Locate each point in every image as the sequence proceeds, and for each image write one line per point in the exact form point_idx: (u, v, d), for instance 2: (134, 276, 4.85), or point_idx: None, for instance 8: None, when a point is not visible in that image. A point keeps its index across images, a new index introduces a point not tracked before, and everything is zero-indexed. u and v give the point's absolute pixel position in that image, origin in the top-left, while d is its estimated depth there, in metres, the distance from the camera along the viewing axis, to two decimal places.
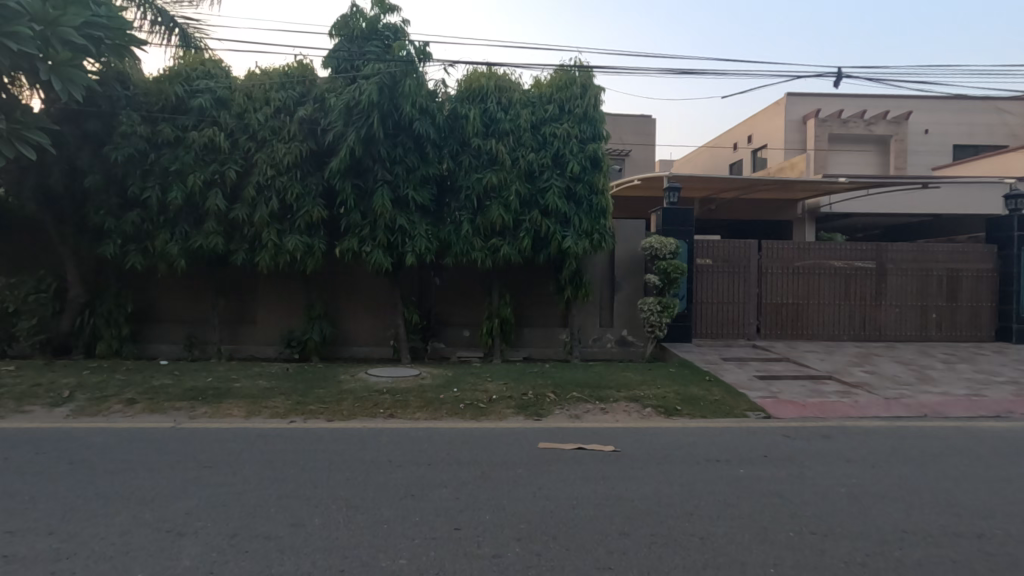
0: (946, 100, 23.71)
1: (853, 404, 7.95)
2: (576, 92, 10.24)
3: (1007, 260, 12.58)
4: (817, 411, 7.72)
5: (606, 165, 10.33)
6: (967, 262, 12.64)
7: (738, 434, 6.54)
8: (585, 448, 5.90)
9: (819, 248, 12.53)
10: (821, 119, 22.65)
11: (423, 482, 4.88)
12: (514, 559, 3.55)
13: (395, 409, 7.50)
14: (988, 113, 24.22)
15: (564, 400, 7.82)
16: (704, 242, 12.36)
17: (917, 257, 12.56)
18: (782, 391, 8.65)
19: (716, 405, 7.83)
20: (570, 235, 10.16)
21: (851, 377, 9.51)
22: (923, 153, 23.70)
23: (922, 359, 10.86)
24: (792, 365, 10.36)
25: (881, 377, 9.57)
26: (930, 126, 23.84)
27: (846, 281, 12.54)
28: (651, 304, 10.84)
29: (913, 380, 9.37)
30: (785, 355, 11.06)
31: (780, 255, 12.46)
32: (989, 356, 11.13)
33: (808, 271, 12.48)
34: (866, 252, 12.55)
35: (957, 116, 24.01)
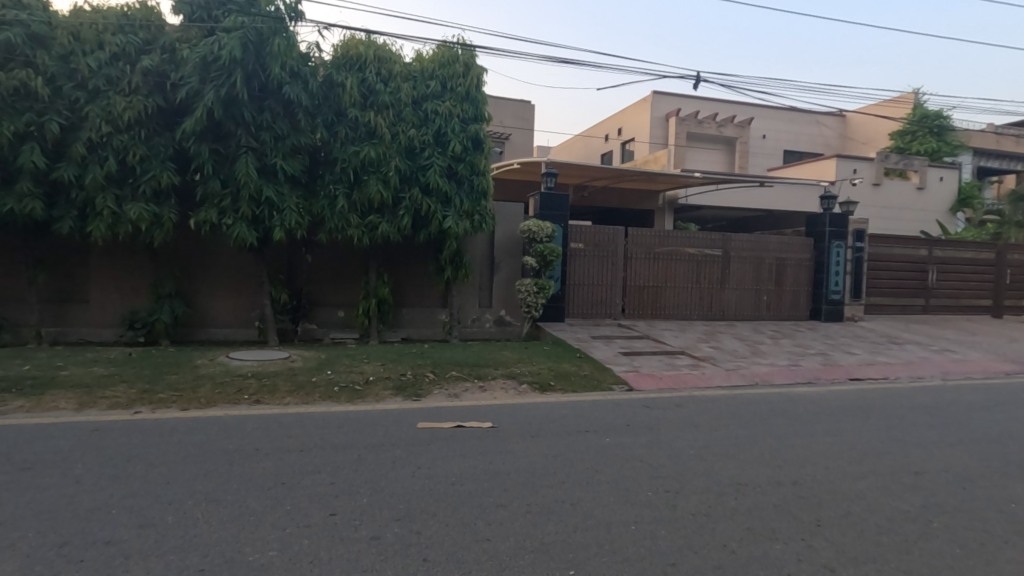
0: (778, 110, 27.20)
1: (700, 376, 8.95)
2: (459, 70, 10.12)
3: (820, 251, 14.85)
4: (672, 383, 8.57)
5: (488, 147, 10.35)
6: (791, 253, 14.74)
7: (604, 406, 7.05)
8: (463, 425, 6.00)
9: (676, 236, 13.80)
10: (681, 118, 24.78)
11: (295, 469, 4.64)
12: (393, 539, 3.52)
13: (262, 394, 7.01)
14: (810, 125, 28.24)
15: (442, 380, 7.87)
16: (577, 227, 13.01)
17: (753, 246, 14.37)
18: (642, 365, 9.48)
19: (585, 379, 8.39)
20: (451, 214, 10.11)
21: (699, 352, 10.68)
22: (760, 156, 27.00)
23: (754, 336, 12.52)
24: (651, 342, 11.39)
25: (722, 351, 10.88)
26: (766, 133, 27.21)
27: (697, 267, 14.00)
28: (528, 285, 11.19)
29: (748, 354, 10.78)
30: (645, 333, 12.10)
31: (643, 242, 13.53)
32: (804, 332, 13.15)
33: (667, 256, 13.72)
34: (714, 241, 14.08)
35: (787, 125, 27.67)
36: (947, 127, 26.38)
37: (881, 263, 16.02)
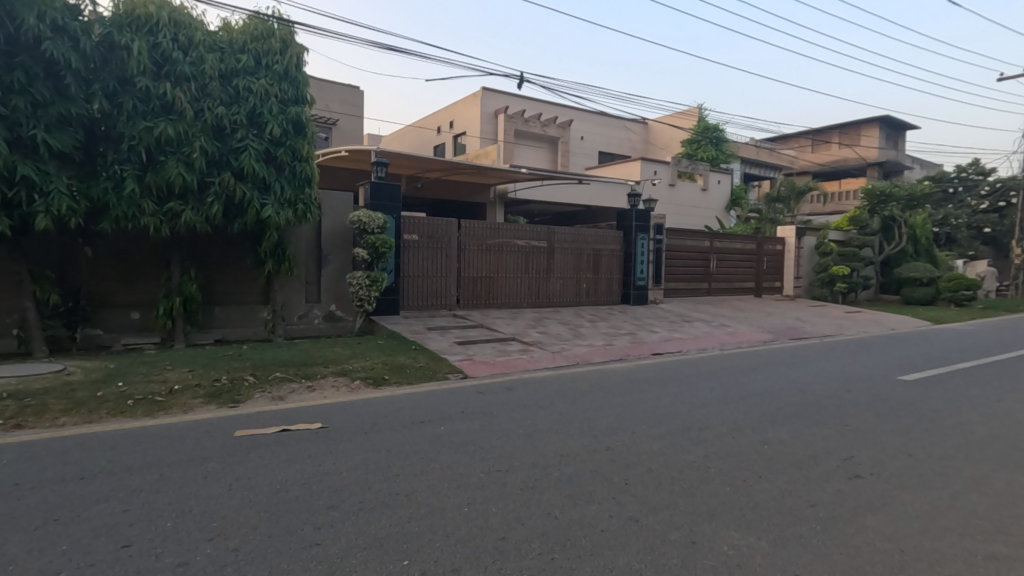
0: (593, 114, 29.88)
1: (529, 360, 9.53)
2: (275, 46, 9.30)
3: (628, 243, 16.70)
4: (503, 368, 9.00)
5: (311, 131, 9.67)
6: (605, 244, 16.36)
7: (439, 395, 7.14)
8: (289, 429, 5.61)
9: (506, 228, 14.41)
10: (509, 115, 25.87)
11: (72, 501, 3.90)
12: (204, 562, 3.17)
13: (25, 417, 5.75)
14: (619, 129, 31.52)
15: (264, 383, 7.25)
16: (409, 218, 12.88)
17: (573, 238, 15.65)
18: (476, 353, 9.79)
19: (420, 371, 8.39)
20: (270, 203, 9.27)
21: (528, 338, 11.35)
22: (579, 155, 29.41)
23: (576, 320, 13.70)
24: (485, 330, 11.79)
25: (549, 336, 11.71)
26: (584, 134, 29.72)
27: (525, 258, 14.81)
28: (360, 278, 10.77)
29: (571, 336, 11.76)
30: (479, 322, 12.50)
31: (475, 234, 13.89)
32: (617, 315, 14.75)
33: (497, 248, 14.28)
34: (540, 233, 15.02)
35: (601, 128, 30.53)
36: (722, 139, 31.46)
37: (676, 253, 18.60)
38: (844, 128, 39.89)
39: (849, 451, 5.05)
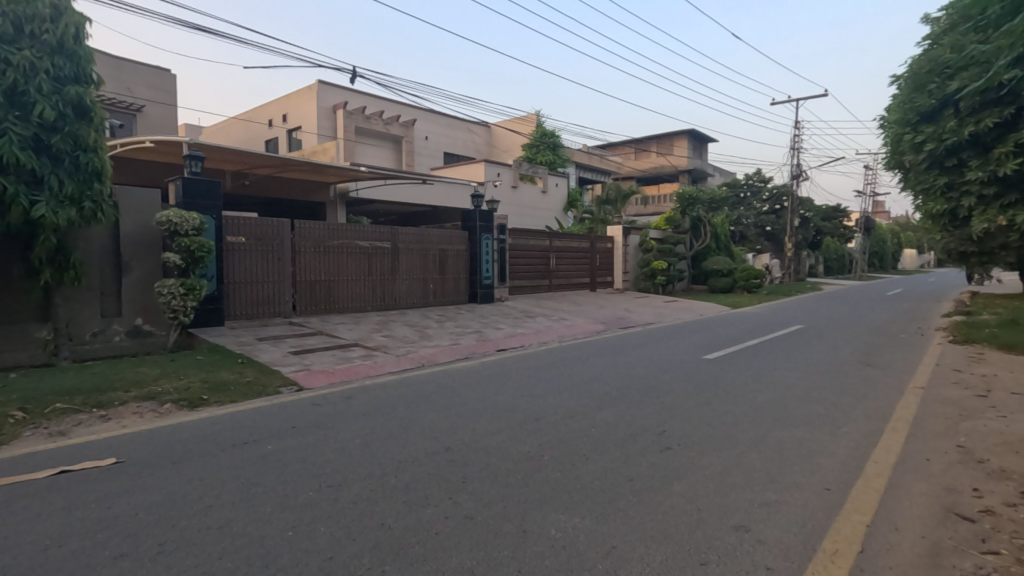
0: (437, 115, 29.89)
1: (372, 365, 9.18)
2: (43, 11, 7.72)
3: (473, 243, 16.95)
4: (344, 376, 8.54)
5: (98, 116, 8.22)
6: (451, 244, 16.42)
7: (267, 412, 6.53)
8: (71, 470, 4.69)
9: (346, 229, 13.75)
10: (348, 111, 24.76)
11: None
12: None
13: None
14: (463, 131, 31.95)
15: (39, 418, 5.99)
16: (234, 219, 11.67)
17: (418, 239, 15.47)
18: (313, 362, 9.17)
19: (247, 387, 7.59)
20: (43, 199, 7.69)
21: (372, 342, 10.95)
22: (424, 155, 29.21)
23: (423, 321, 13.56)
24: (324, 337, 11.11)
25: (394, 339, 11.41)
26: (429, 134, 29.58)
27: (369, 259, 14.27)
28: (172, 287, 9.44)
29: (416, 338, 11.59)
30: (319, 329, 11.74)
31: (312, 235, 13.05)
32: (464, 314, 14.89)
33: (337, 250, 13.57)
34: (383, 234, 14.59)
35: (445, 129, 30.64)
36: (558, 144, 33.51)
37: (519, 252, 19.36)
38: (660, 138, 44.97)
39: (663, 426, 5.65)
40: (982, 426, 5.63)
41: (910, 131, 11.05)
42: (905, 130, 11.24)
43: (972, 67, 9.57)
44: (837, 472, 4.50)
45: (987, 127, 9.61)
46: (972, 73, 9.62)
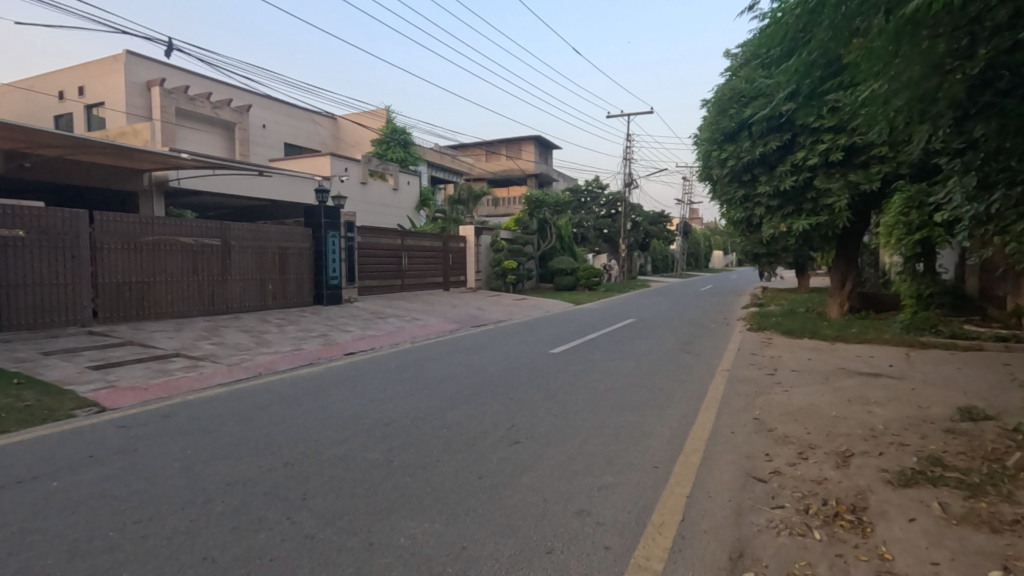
0: (276, 102, 27.58)
1: (197, 377, 8.13)
2: None
3: (318, 241, 15.91)
4: (161, 391, 7.44)
5: None
6: (292, 242, 15.22)
7: (54, 441, 5.41)
8: None
9: (164, 223, 12.04)
10: (166, 89, 21.72)
11: None
12: None
13: None
14: (306, 122, 29.91)
15: None
16: (7, 207, 9.54)
17: (254, 236, 14.10)
18: (121, 377, 7.85)
19: (26, 412, 6.22)
20: None
21: (197, 351, 9.70)
22: (261, 145, 26.76)
23: (260, 326, 12.38)
24: (135, 348, 9.59)
25: (225, 346, 10.25)
26: (266, 122, 27.16)
27: (193, 258, 12.65)
28: None
29: (252, 345, 10.54)
30: (128, 338, 10.10)
31: (118, 230, 11.20)
32: (308, 317, 13.91)
33: (153, 246, 11.83)
34: (211, 230, 13.05)
35: (286, 118, 28.39)
36: (409, 142, 32.97)
37: (368, 251, 18.61)
38: (509, 143, 46.53)
39: (512, 421, 5.81)
40: (771, 400, 6.69)
41: (716, 149, 12.74)
42: (712, 148, 12.96)
43: (760, 97, 11.37)
44: (662, 451, 5.00)
45: (772, 148, 11.51)
46: (761, 103, 11.43)
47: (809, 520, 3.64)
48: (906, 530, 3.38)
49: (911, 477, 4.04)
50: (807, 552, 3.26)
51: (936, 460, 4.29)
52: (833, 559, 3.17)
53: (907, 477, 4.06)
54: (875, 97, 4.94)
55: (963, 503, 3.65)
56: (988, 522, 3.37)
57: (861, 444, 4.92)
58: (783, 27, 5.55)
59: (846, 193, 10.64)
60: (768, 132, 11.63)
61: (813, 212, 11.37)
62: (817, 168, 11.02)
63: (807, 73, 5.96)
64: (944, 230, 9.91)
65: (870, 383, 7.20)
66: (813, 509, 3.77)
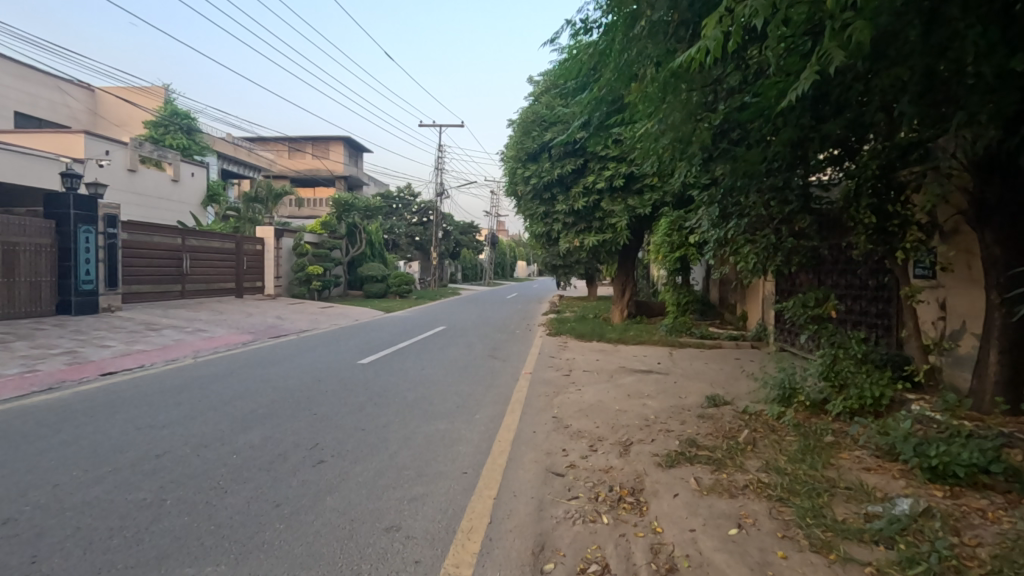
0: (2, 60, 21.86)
1: None
2: None
3: (63, 236, 12.89)
4: None
5: None
6: (24, 236, 12.12)
7: None
8: None
9: None
10: None
11: None
12: None
13: None
14: (50, 90, 24.29)
15: None
16: None
17: None
18: None
19: None
20: None
21: None
22: None
23: None
24: None
25: None
26: None
27: None
28: None
29: None
30: None
31: None
32: (47, 330, 11.19)
33: None
34: None
35: (19, 81, 22.66)
36: (194, 128, 28.90)
37: (138, 250, 15.74)
38: (315, 141, 43.82)
39: (315, 439, 5.40)
40: (566, 399, 7.34)
41: (521, 167, 13.67)
42: (517, 165, 13.86)
43: (559, 123, 12.54)
44: (471, 456, 5.12)
45: (568, 170, 12.71)
46: (559, 129, 12.58)
47: (598, 507, 4.05)
48: (672, 504, 3.97)
49: (675, 458, 4.77)
50: (596, 536, 3.62)
51: (692, 441, 5.14)
52: (617, 539, 3.56)
53: (673, 457, 4.79)
54: (648, 134, 5.78)
55: (712, 475, 4.43)
56: (728, 489, 4.13)
57: (637, 433, 5.66)
58: (577, 63, 6.21)
59: (625, 215, 12.23)
60: (565, 155, 12.90)
61: (600, 230, 12.82)
62: (604, 192, 12.50)
63: (597, 106, 6.73)
64: (696, 250, 12.01)
65: (644, 379, 8.37)
66: (601, 496, 4.21)
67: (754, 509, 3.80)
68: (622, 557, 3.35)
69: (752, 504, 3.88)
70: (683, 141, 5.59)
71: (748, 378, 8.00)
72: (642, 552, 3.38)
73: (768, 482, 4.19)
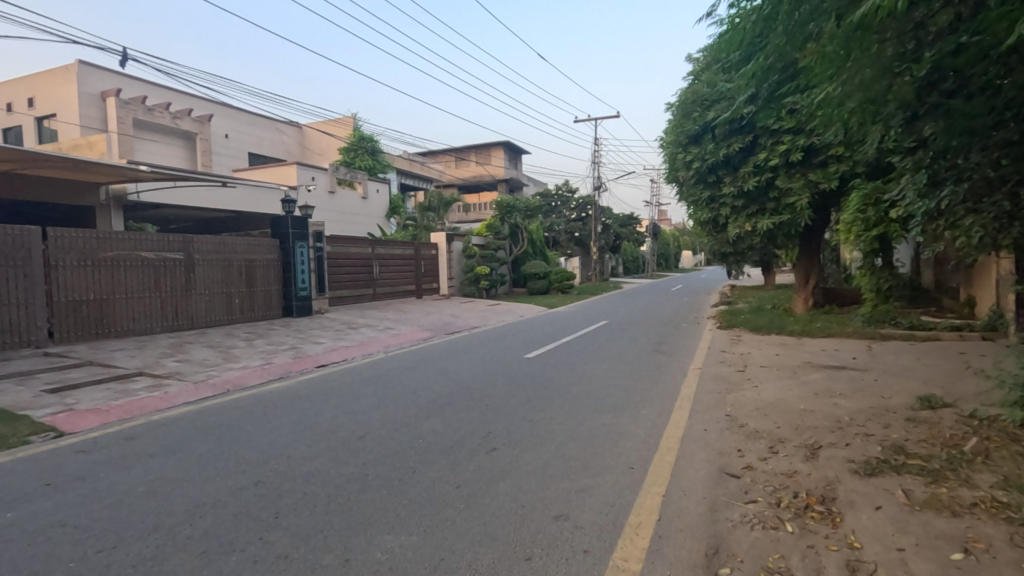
0: (238, 112, 27.12)
1: (162, 396, 7.79)
2: None
3: (285, 252, 15.54)
4: (123, 412, 7.04)
5: None
6: (259, 253, 14.89)
7: (11, 466, 5.14)
8: None
9: (122, 238, 11.65)
10: (122, 100, 21.27)
11: None
12: None
13: None
14: (272, 131, 29.46)
15: None
16: None
17: (218, 248, 13.74)
18: (79, 400, 7.46)
19: None
20: None
21: (162, 369, 9.31)
22: (224, 156, 26.23)
23: (228, 341, 12.03)
24: (96, 368, 9.15)
25: (190, 363, 9.88)
26: (229, 132, 26.67)
27: (155, 273, 12.24)
28: None
29: (219, 360, 10.23)
30: (88, 359, 9.62)
31: (74, 245, 10.81)
32: (278, 330, 13.61)
33: (112, 261, 11.42)
34: (174, 244, 12.69)
35: (250, 127, 27.91)
36: (377, 149, 32.74)
37: (339, 260, 18.36)
38: (478, 148, 46.66)
39: (488, 428, 5.78)
40: (741, 396, 6.82)
41: (682, 151, 12.98)
42: (677, 150, 13.19)
43: (722, 100, 11.65)
44: (638, 452, 5.04)
45: (735, 150, 11.74)
46: (722, 106, 11.70)
47: (780, 513, 3.71)
48: (873, 518, 3.49)
49: (875, 466, 4.17)
50: (779, 544, 3.33)
51: (898, 448, 4.45)
52: (804, 551, 3.24)
53: (873, 465, 4.19)
54: (829, 100, 5.12)
55: (926, 489, 3.79)
56: (949, 506, 3.50)
57: (828, 436, 5.05)
58: (739, 33, 5.72)
59: (806, 192, 10.98)
60: (731, 134, 11.94)
61: (776, 211, 11.68)
62: (779, 168, 11.36)
63: (766, 77, 6.12)
64: (900, 226, 10.34)
65: (836, 376, 7.42)
66: (784, 502, 3.85)
67: (987, 533, 3.17)
68: (811, 572, 3.04)
69: (983, 527, 3.24)
70: (876, 101, 4.86)
71: (977, 376, 6.65)
72: (836, 568, 3.03)
73: (1006, 502, 3.46)
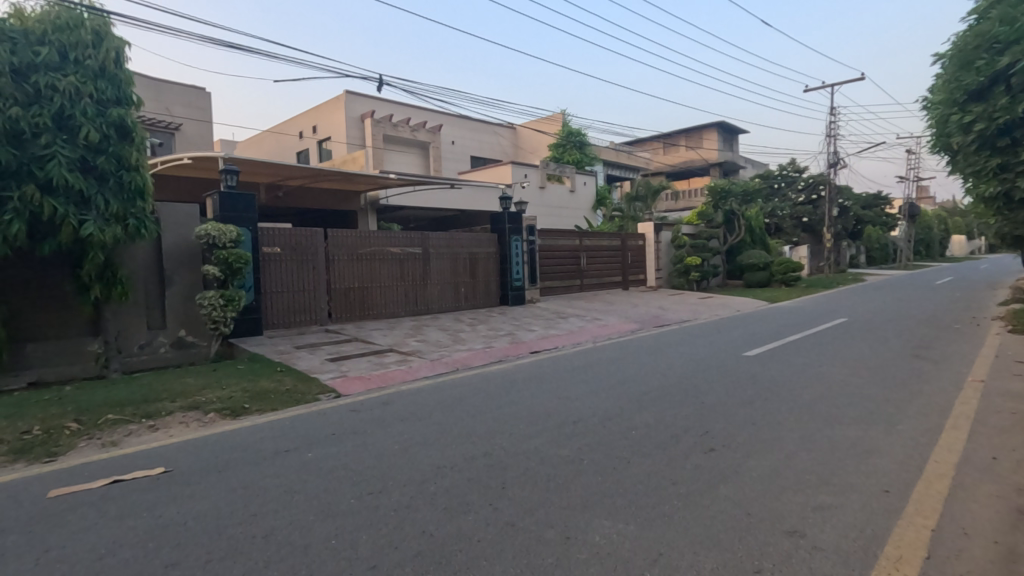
0: (462, 120, 30.18)
1: (408, 370, 9.14)
2: (86, 40, 7.84)
3: (502, 245, 16.85)
4: (380, 381, 8.45)
5: (140, 136, 8.27)
6: (480, 247, 16.41)
7: (309, 417, 6.58)
8: (123, 479, 4.79)
9: (378, 236, 13.92)
10: (376, 120, 25.44)
11: None
12: None
13: None
14: (490, 134, 32.11)
15: (92, 429, 6.16)
16: (269, 230, 12.02)
17: (448, 243, 15.52)
18: (350, 368, 9.19)
19: (286, 395, 7.54)
20: (91, 217, 7.81)
21: (406, 347, 10.93)
22: (451, 161, 29.48)
23: (456, 325, 13.56)
24: (360, 343, 11.15)
25: (427, 343, 11.41)
26: (456, 139, 29.86)
27: (400, 265, 14.38)
28: (212, 298, 9.23)
29: (449, 342, 11.60)
30: (354, 336, 11.78)
31: (345, 242, 13.28)
32: (496, 317, 14.86)
33: (370, 255, 13.74)
34: (414, 240, 14.72)
35: (472, 133, 30.86)
36: (585, 142, 33.34)
37: (549, 252, 19.24)
38: (688, 132, 44.29)
39: (705, 427, 5.48)
40: None
41: (957, 112, 10.42)
42: (950, 111, 10.64)
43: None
44: (893, 473, 4.27)
45: None
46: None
47: None
48: None
49: None
50: None
51: None
52: None
53: None
54: None
55: None
56: None
57: None
58: None
59: None
60: None
61: None
62: None
63: None
64: None
65: None
66: None
67: None
68: None
69: None
70: None
71: None
72: None
73: None
